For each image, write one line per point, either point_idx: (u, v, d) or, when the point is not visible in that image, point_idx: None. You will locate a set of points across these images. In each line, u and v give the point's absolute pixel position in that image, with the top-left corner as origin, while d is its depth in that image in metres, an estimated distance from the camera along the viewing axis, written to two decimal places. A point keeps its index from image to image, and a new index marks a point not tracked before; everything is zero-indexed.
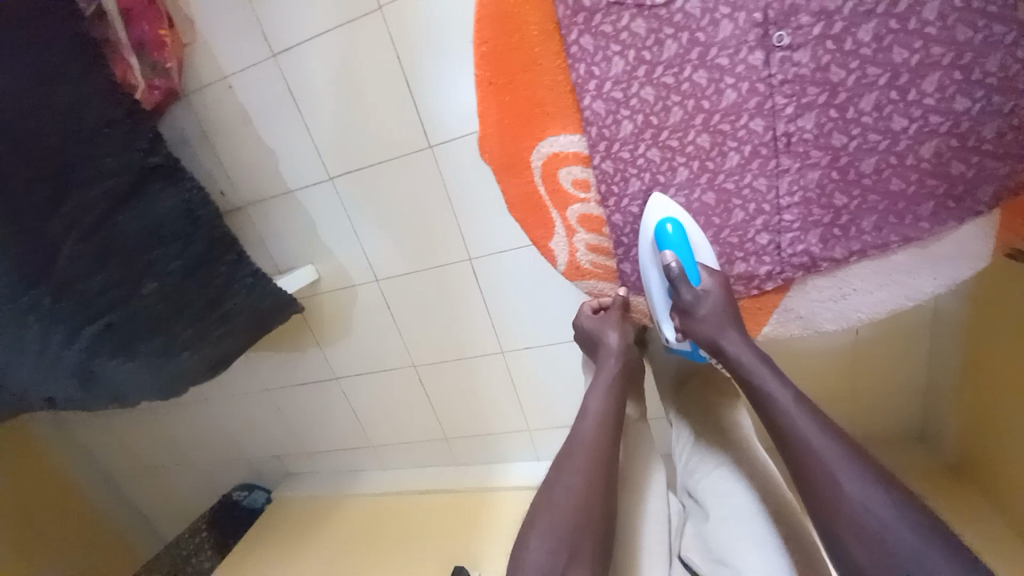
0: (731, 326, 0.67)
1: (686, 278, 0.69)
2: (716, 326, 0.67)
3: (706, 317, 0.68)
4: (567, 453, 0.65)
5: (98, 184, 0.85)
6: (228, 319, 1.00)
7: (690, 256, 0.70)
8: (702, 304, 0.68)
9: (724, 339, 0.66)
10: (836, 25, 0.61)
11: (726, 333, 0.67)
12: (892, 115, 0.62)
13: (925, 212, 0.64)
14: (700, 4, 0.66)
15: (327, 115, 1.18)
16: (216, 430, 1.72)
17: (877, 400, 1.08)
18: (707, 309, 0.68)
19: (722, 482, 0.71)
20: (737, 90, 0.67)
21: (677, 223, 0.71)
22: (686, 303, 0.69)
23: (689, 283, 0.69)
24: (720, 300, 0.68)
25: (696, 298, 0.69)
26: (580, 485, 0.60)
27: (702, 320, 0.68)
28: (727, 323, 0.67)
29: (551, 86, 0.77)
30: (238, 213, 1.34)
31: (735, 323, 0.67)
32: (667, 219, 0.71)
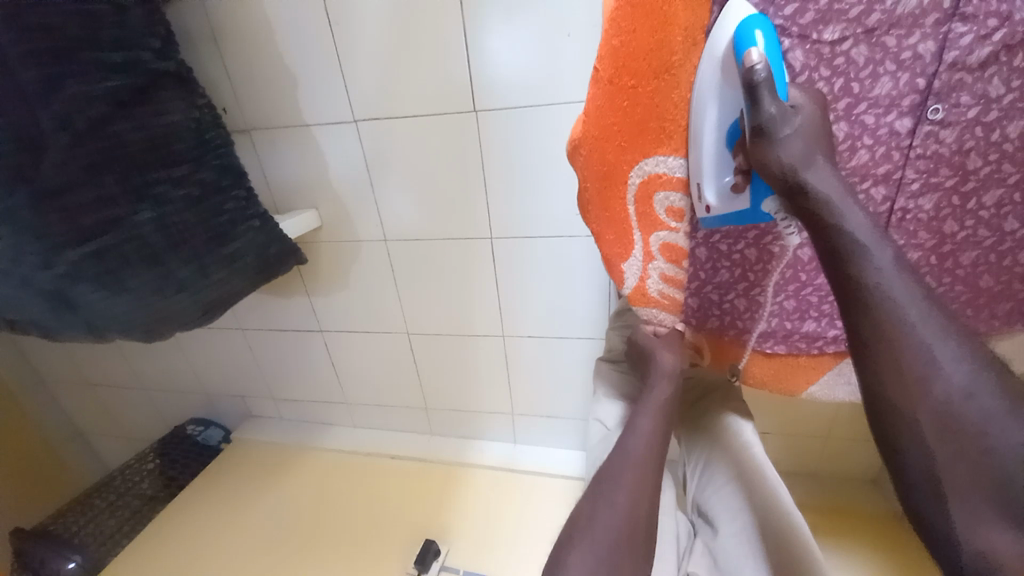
0: (819, 150, 0.48)
1: (773, 87, 0.46)
2: (802, 154, 0.47)
3: (791, 140, 0.47)
4: (604, 474, 0.60)
5: (97, 80, 0.73)
6: (235, 261, 0.92)
7: (778, 65, 0.47)
8: (789, 123, 0.47)
9: (810, 170, 0.48)
10: (992, 113, 0.49)
11: (813, 163, 0.48)
12: (1009, 216, 0.53)
13: (1001, 311, 0.58)
14: (867, 51, 0.48)
15: (368, 50, 1.04)
16: (178, 360, 1.61)
17: (851, 452, 1.14)
18: (792, 131, 0.47)
19: (728, 499, 0.72)
20: (870, 154, 0.52)
21: (767, 28, 0.46)
22: (763, 124, 0.47)
23: (776, 97, 0.47)
24: (811, 121, 0.48)
25: (784, 118, 0.47)
26: (627, 501, 0.57)
27: (785, 145, 0.47)
28: (815, 150, 0.48)
29: (679, 106, 0.54)
30: (241, 136, 1.19)
31: (823, 148, 0.49)
32: (755, 22, 0.46)
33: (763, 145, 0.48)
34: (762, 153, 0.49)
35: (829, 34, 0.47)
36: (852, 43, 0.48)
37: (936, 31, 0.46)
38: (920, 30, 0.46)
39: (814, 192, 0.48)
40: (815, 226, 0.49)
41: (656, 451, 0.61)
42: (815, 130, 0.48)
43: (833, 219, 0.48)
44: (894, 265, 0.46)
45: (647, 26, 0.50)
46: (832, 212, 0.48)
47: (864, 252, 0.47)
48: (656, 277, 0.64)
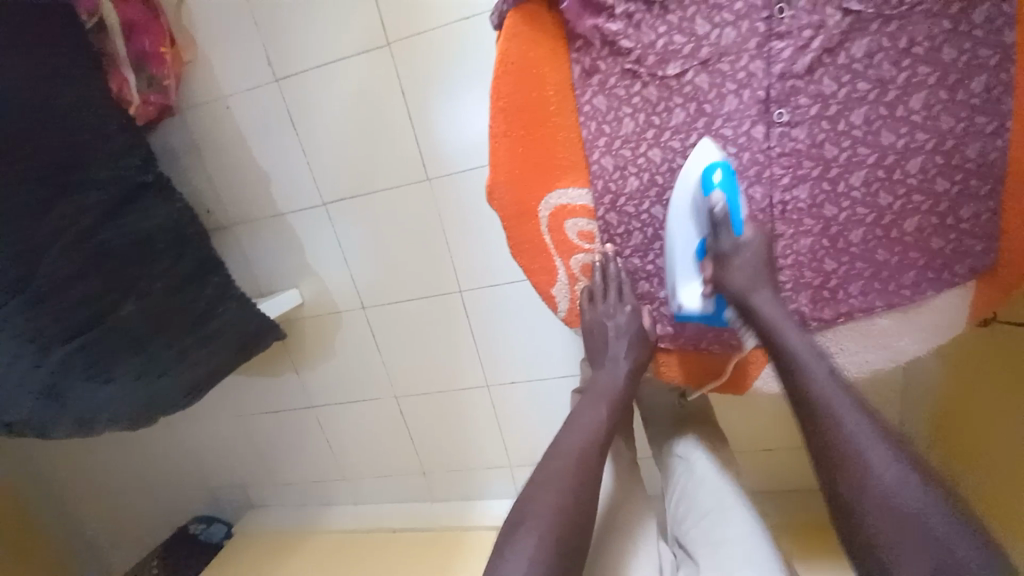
0: (766, 280, 0.58)
1: (728, 224, 0.58)
2: (749, 282, 0.57)
3: (742, 268, 0.58)
4: (548, 478, 0.55)
5: (85, 197, 0.85)
6: (209, 344, 0.98)
7: (736, 207, 0.58)
8: (739, 256, 0.58)
9: (756, 295, 0.57)
10: (832, 108, 0.56)
11: (757, 288, 0.58)
12: (880, 192, 0.58)
13: (908, 281, 0.61)
14: (708, 77, 0.56)
15: (328, 143, 1.18)
16: (179, 455, 1.63)
17: None
18: (744, 261, 0.58)
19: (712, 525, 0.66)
20: (738, 159, 0.59)
21: (727, 169, 0.56)
22: (720, 252, 0.59)
23: (732, 232, 0.58)
24: (761, 253, 0.58)
25: (738, 249, 0.58)
26: (571, 502, 0.53)
27: (736, 271, 0.58)
28: (762, 278, 0.58)
29: (566, 144, 0.62)
30: (225, 232, 1.31)
31: (768, 275, 0.58)
32: (716, 164, 0.56)
33: (722, 269, 0.59)
34: (720, 272, 0.59)
35: (671, 69, 0.56)
36: (694, 73, 0.56)
37: (760, 52, 0.55)
38: (747, 53, 0.55)
39: (758, 310, 0.58)
40: (765, 335, 0.58)
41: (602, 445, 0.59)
42: (763, 262, 0.58)
43: (771, 326, 0.57)
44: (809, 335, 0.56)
45: (523, 88, 0.60)
46: (774, 326, 0.57)
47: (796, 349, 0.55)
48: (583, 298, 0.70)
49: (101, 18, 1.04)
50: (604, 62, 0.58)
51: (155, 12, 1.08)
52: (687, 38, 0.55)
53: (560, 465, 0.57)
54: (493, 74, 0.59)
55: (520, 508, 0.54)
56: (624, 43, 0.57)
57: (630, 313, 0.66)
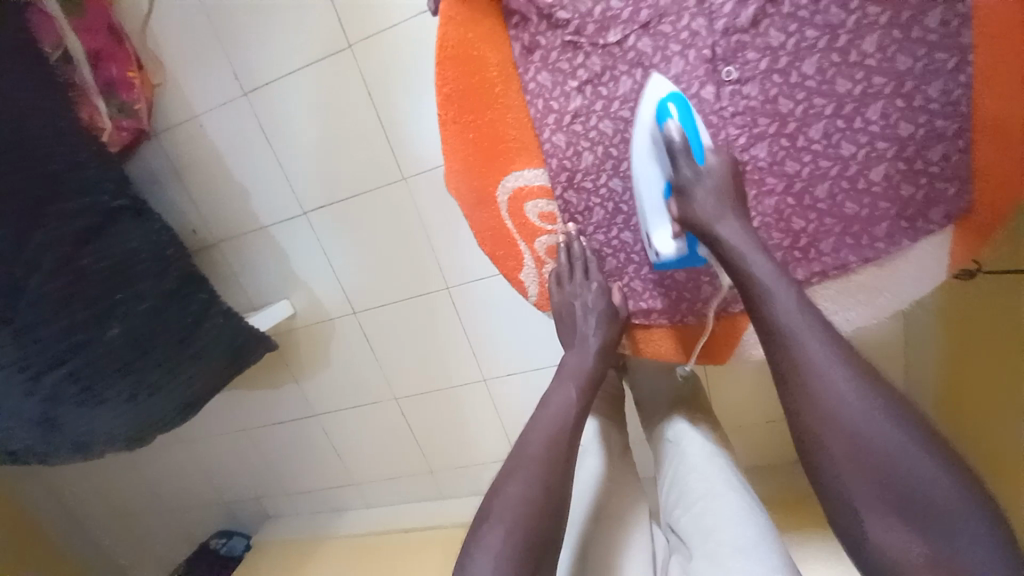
0: (726, 203, 0.53)
1: (689, 154, 0.53)
2: (712, 212, 0.52)
3: (704, 197, 0.53)
4: (519, 462, 0.54)
5: (64, 224, 0.86)
6: (198, 359, 1.00)
7: (694, 131, 0.53)
8: (701, 184, 0.53)
9: (721, 225, 0.52)
10: (782, 59, 0.54)
11: (723, 217, 0.53)
12: (841, 142, 0.56)
13: (882, 233, 0.58)
14: (651, 41, 0.55)
15: (302, 150, 1.17)
16: (193, 473, 1.66)
17: None
18: (703, 191, 0.53)
19: (703, 514, 0.62)
20: (691, 124, 0.57)
21: (681, 101, 0.53)
22: (681, 184, 0.54)
23: (692, 159, 0.53)
24: (722, 179, 0.53)
25: (698, 179, 0.53)
26: (542, 484, 0.52)
27: (699, 202, 0.53)
28: (724, 202, 0.53)
29: (515, 125, 0.62)
30: (212, 249, 1.33)
31: (733, 202, 0.53)
32: (669, 97, 0.53)
33: (684, 202, 0.54)
34: (684, 208, 0.54)
35: (612, 37, 0.56)
36: (635, 37, 0.55)
37: (701, 9, 0.54)
38: (687, 12, 0.54)
39: (724, 244, 0.53)
40: (736, 276, 0.52)
41: (576, 425, 0.58)
42: (725, 187, 0.53)
43: (740, 265, 0.52)
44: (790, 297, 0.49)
45: (465, 71, 0.59)
46: (738, 258, 0.52)
47: (769, 295, 0.50)
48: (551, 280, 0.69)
49: (66, 50, 1.06)
50: (543, 36, 0.58)
51: (119, 38, 1.11)
52: (625, 3, 0.55)
53: (532, 448, 0.55)
54: (434, 59, 0.59)
55: (493, 494, 0.53)
56: (562, 14, 0.57)
57: (599, 291, 0.65)
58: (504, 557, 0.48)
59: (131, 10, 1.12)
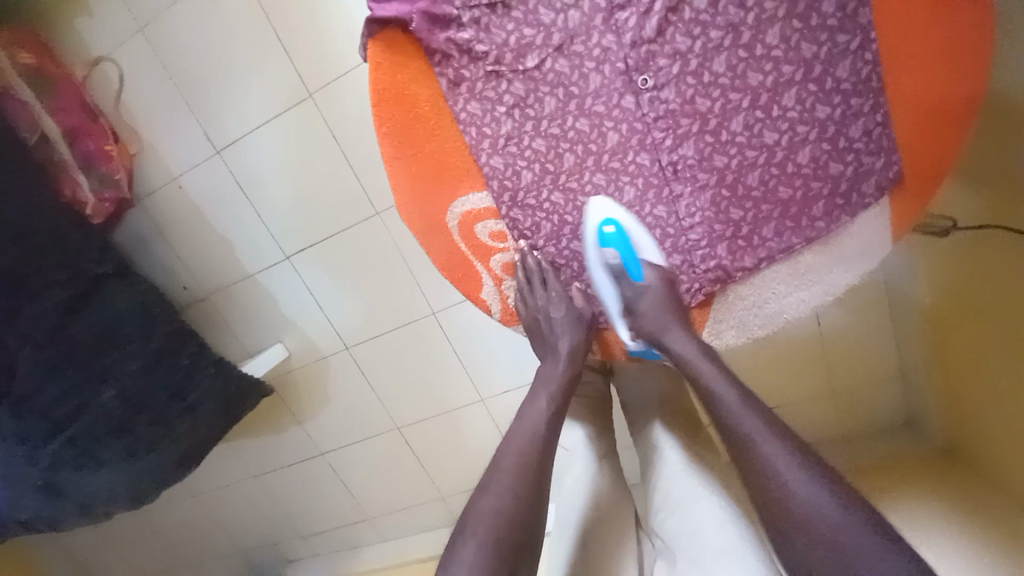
0: (672, 319, 0.60)
1: (628, 275, 0.62)
2: (656, 323, 0.60)
3: (647, 312, 0.61)
4: (490, 475, 0.55)
5: (49, 296, 0.90)
6: (193, 411, 1.03)
7: (631, 254, 0.62)
8: (641, 301, 0.61)
9: (670, 337, 0.59)
10: (692, 62, 0.57)
11: (667, 329, 0.60)
12: (763, 131, 0.58)
13: (820, 212, 0.60)
14: (566, 62, 0.59)
15: (277, 197, 1.21)
16: (209, 525, 1.67)
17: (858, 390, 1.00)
18: (647, 304, 0.61)
19: (684, 521, 0.62)
20: (619, 132, 0.60)
21: (617, 224, 0.61)
22: (627, 301, 0.63)
23: (631, 280, 0.62)
24: (661, 295, 0.61)
25: (639, 296, 0.62)
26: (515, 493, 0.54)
27: (643, 316, 0.61)
28: (670, 316, 0.60)
29: (454, 154, 0.65)
30: (204, 302, 1.37)
31: (675, 312, 0.60)
32: (606, 222, 0.61)
33: (631, 316, 0.63)
34: (632, 321, 0.63)
35: (531, 62, 0.59)
36: (552, 60, 0.59)
37: (608, 26, 0.57)
38: (596, 30, 0.58)
39: (677, 355, 0.58)
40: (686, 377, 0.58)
41: (545, 434, 0.59)
42: (666, 304, 0.61)
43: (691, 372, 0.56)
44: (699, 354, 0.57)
45: (399, 110, 0.62)
46: (690, 367, 0.57)
47: (698, 375, 0.56)
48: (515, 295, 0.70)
49: (44, 132, 1.13)
50: (467, 69, 0.62)
51: (95, 115, 1.18)
52: (536, 30, 0.59)
53: (503, 463, 0.56)
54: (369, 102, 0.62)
55: (468, 511, 0.54)
56: (479, 48, 0.60)
57: (559, 298, 0.66)
58: (478, 570, 0.48)
59: (104, 88, 1.19)
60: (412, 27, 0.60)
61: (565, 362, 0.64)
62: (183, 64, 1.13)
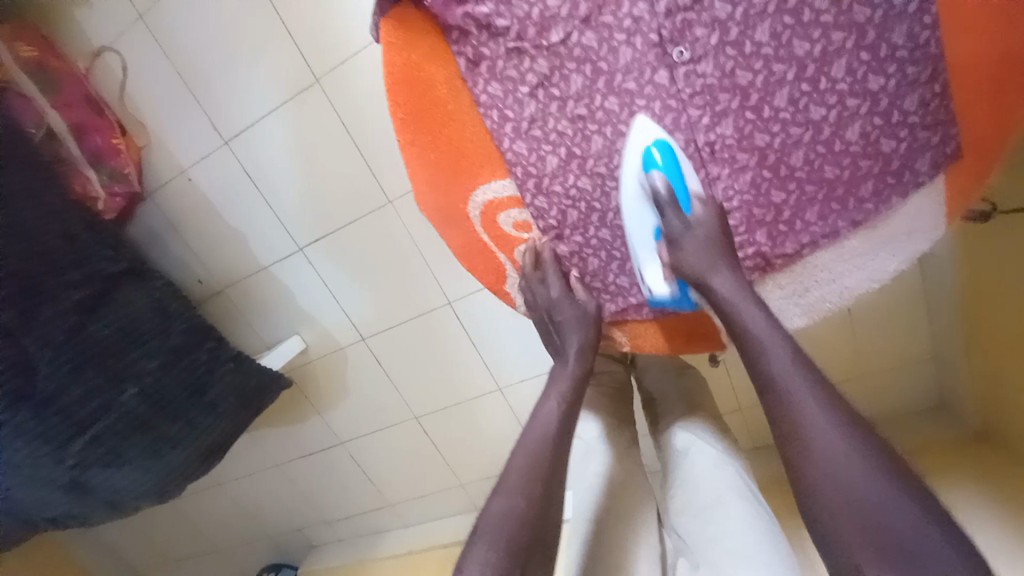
0: (721, 254, 0.52)
1: (677, 205, 0.54)
2: (703, 261, 0.52)
3: (693, 249, 0.53)
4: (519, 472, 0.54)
5: (63, 296, 0.89)
6: (215, 405, 1.04)
7: (681, 181, 0.55)
8: (689, 236, 0.53)
9: (715, 277, 0.52)
10: (733, 31, 0.52)
11: (716, 269, 0.52)
12: (809, 106, 0.53)
13: (868, 193, 0.56)
14: (594, 35, 0.55)
15: (288, 188, 1.19)
16: (235, 512, 1.70)
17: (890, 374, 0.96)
18: (694, 243, 0.53)
19: (708, 524, 0.61)
20: (651, 111, 0.56)
21: (665, 146, 0.54)
22: (671, 235, 0.54)
23: (679, 210, 0.54)
24: (711, 232, 0.53)
25: (686, 231, 0.54)
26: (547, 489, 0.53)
27: (688, 253, 0.53)
28: (716, 256, 0.52)
29: (474, 140, 0.61)
30: (219, 295, 1.36)
31: (725, 253, 0.53)
32: (654, 143, 0.55)
33: (675, 253, 0.54)
34: (676, 258, 0.54)
35: (555, 36, 0.55)
36: (578, 33, 0.55)
37: None
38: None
39: (717, 296, 0.51)
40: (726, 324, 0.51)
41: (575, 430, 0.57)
42: (716, 241, 0.53)
43: (733, 316, 0.50)
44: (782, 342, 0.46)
45: (415, 95, 0.59)
46: (730, 310, 0.50)
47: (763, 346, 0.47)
48: None
49: (49, 128, 1.12)
50: (486, 47, 0.57)
51: (101, 108, 1.16)
52: (561, 0, 0.54)
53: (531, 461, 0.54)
54: (384, 88, 0.59)
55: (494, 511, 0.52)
56: (499, 23, 0.56)
57: (560, 297, 0.62)
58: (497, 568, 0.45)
59: (107, 79, 1.16)
60: (426, 3, 0.56)
61: (574, 360, 0.60)
62: (186, 51, 1.10)
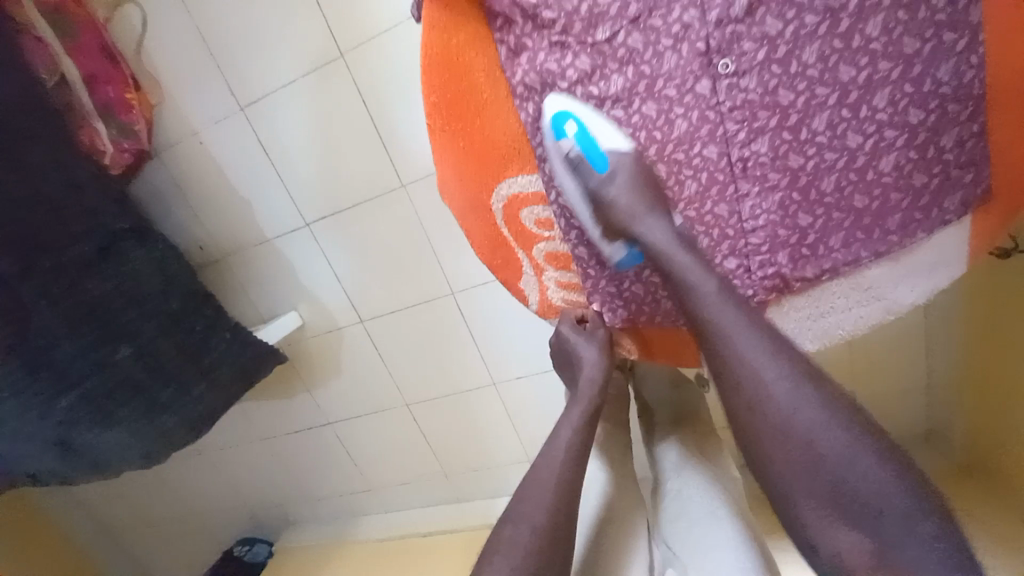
0: (647, 201, 0.55)
1: (590, 164, 0.57)
2: (626, 209, 0.56)
3: (618, 198, 0.56)
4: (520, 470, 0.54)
5: (67, 250, 0.88)
6: (209, 373, 1.03)
7: (594, 147, 0.57)
8: (609, 187, 0.56)
9: (642, 223, 0.55)
10: (781, 49, 0.52)
11: (640, 218, 0.55)
12: (847, 132, 0.53)
13: (894, 225, 0.55)
14: (641, 38, 0.54)
15: (300, 159, 1.17)
16: (214, 482, 1.69)
17: (884, 404, 0.94)
18: (620, 195, 0.56)
19: (702, 537, 0.60)
20: (688, 121, 0.55)
21: (575, 120, 0.56)
22: (591, 193, 0.58)
23: (594, 170, 0.57)
24: (631, 180, 0.56)
25: (604, 184, 0.57)
26: (548, 490, 0.53)
27: (613, 204, 0.56)
28: (642, 205, 0.55)
29: (505, 133, 0.60)
30: (219, 263, 1.34)
31: (651, 200, 0.55)
32: (564, 115, 0.56)
33: (601, 207, 0.57)
34: (603, 212, 0.58)
35: (600, 34, 0.54)
36: (625, 34, 0.54)
37: (692, 0, 0.52)
38: (678, 4, 0.52)
39: (647, 243, 0.55)
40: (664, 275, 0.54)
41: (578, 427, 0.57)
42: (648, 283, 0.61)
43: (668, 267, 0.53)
44: (718, 293, 0.51)
45: (452, 80, 0.59)
46: (660, 256, 0.54)
47: (688, 288, 0.52)
48: (553, 286, 0.68)
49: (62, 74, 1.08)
50: (529, 38, 0.57)
51: (115, 59, 1.13)
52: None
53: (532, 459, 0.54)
54: (420, 69, 0.59)
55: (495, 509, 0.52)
56: (546, 15, 0.55)
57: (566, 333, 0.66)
58: None
59: (124, 30, 1.13)
60: None
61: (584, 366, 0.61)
62: (208, 9, 1.07)
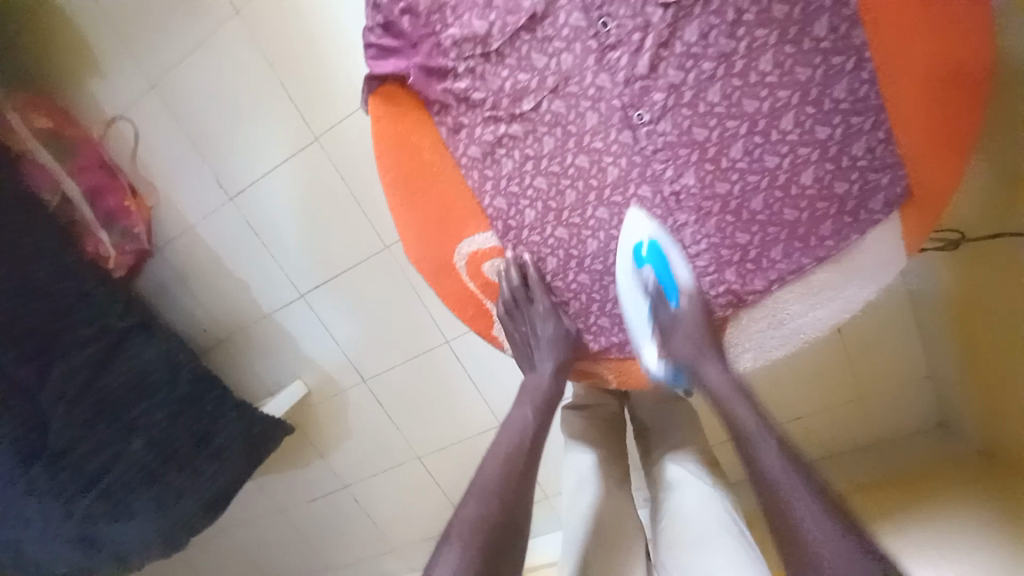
0: (707, 347, 0.62)
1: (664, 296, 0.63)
2: (692, 352, 0.61)
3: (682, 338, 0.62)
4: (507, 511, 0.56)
5: (77, 354, 0.93)
6: (221, 453, 1.06)
7: (669, 276, 0.62)
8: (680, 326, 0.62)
9: (704, 369, 0.61)
10: (687, 94, 0.57)
11: (702, 360, 0.61)
12: (764, 156, 0.58)
13: (828, 231, 0.59)
14: (562, 103, 0.60)
15: (289, 236, 1.24)
16: (239, 561, 1.68)
17: (887, 394, 0.94)
18: (681, 335, 0.62)
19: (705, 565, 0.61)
20: (619, 166, 0.61)
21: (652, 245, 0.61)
22: (662, 327, 0.63)
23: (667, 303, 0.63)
24: (699, 316, 0.62)
25: (676, 322, 0.63)
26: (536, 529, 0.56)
27: (678, 344, 0.62)
28: (702, 348, 0.61)
29: (457, 197, 0.66)
30: (224, 343, 1.40)
31: (710, 339, 0.62)
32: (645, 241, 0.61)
33: (664, 342, 0.63)
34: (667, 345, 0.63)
35: (527, 104, 0.61)
36: (548, 101, 0.60)
37: (601, 66, 0.59)
38: (589, 71, 0.59)
39: (708, 385, 0.61)
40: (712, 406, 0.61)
41: None
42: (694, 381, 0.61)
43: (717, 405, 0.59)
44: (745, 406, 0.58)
45: (402, 160, 0.65)
46: (721, 400, 0.59)
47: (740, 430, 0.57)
48: None
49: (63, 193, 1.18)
50: (466, 116, 0.63)
51: (113, 171, 1.24)
52: (530, 75, 0.60)
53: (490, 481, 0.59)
54: (374, 155, 0.65)
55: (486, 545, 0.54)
56: (476, 95, 0.62)
57: (545, 315, 0.66)
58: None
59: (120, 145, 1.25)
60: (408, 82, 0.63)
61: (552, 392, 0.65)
62: (192, 116, 1.18)
